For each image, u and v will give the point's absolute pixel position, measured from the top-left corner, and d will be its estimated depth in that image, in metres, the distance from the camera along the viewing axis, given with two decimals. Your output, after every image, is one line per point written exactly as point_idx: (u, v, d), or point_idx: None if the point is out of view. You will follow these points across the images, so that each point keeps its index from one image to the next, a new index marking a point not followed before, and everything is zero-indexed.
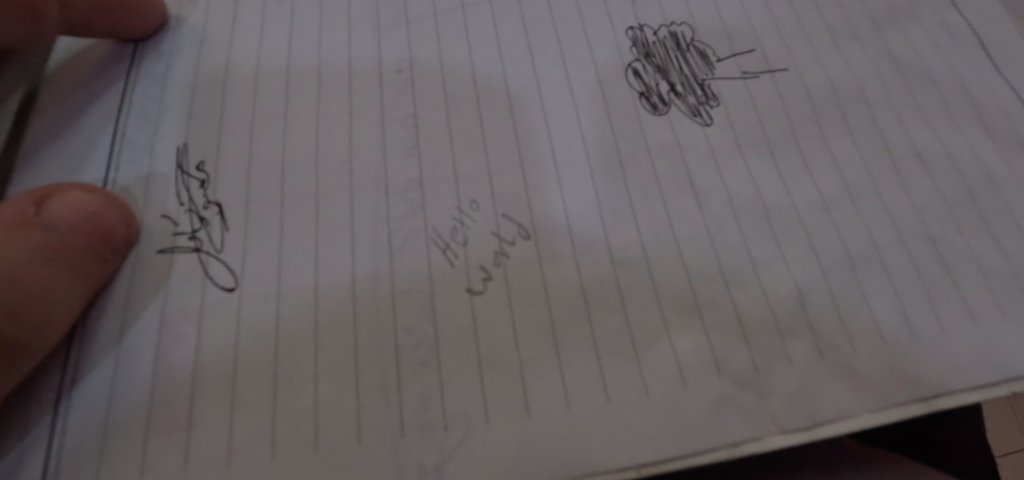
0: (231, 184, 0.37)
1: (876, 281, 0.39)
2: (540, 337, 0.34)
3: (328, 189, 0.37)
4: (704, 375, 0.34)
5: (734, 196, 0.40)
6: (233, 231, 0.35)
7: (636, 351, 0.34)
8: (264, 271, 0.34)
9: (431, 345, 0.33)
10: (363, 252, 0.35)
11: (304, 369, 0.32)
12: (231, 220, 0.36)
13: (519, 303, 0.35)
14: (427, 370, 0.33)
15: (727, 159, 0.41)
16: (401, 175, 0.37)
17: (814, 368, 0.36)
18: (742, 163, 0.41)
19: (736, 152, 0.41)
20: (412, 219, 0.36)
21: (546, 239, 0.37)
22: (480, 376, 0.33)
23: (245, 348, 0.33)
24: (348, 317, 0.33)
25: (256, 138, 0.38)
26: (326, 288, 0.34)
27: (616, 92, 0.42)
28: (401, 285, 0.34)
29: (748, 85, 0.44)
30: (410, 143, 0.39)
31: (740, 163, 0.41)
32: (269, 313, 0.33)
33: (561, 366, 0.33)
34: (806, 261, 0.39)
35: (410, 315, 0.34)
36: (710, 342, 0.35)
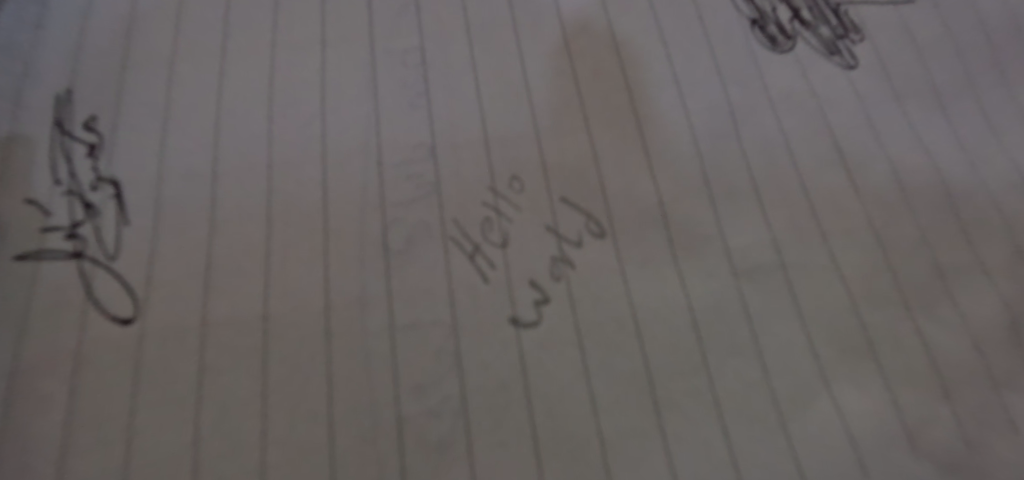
0: (138, 152, 0.23)
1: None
2: (632, 398, 0.21)
3: (288, 157, 0.23)
4: (893, 453, 0.21)
5: (898, 170, 0.27)
6: (137, 226, 0.22)
7: (781, 418, 0.21)
8: (182, 290, 0.21)
9: (455, 414, 0.20)
10: (343, 258, 0.22)
11: (241, 459, 0.19)
12: (134, 208, 0.22)
13: (595, 341, 0.22)
14: (450, 458, 0.19)
15: (883, 118, 0.28)
16: (401, 136, 0.24)
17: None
18: (903, 123, 0.28)
19: (893, 107, 0.28)
20: (420, 206, 0.23)
21: (629, 238, 0.23)
22: (538, 467, 0.19)
23: (144, 421, 0.19)
24: (318, 369, 0.20)
25: (179, 80, 0.25)
26: (281, 320, 0.21)
27: (717, 19, 0.29)
28: (404, 313, 0.21)
29: (900, 13, 0.31)
30: (414, 88, 0.25)
31: (901, 123, 0.28)
32: (189, 362, 0.20)
33: (666, 445, 0.20)
34: (1015, 269, 0.26)
35: (418, 362, 0.20)
36: (895, 401, 0.22)
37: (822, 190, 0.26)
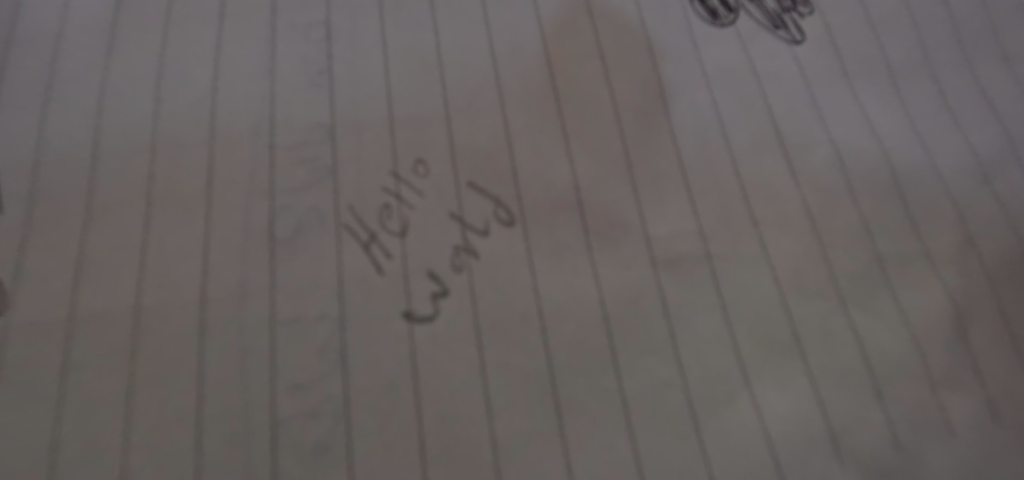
0: (15, 135, 0.22)
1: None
2: (531, 398, 0.19)
3: (173, 140, 0.22)
4: (812, 456, 0.20)
5: (839, 153, 0.25)
6: (9, 213, 0.21)
7: (694, 420, 0.20)
8: (51, 282, 0.20)
9: (337, 415, 0.19)
10: (226, 249, 0.20)
11: (101, 464, 0.18)
12: (6, 194, 0.21)
13: (494, 336, 0.20)
14: (328, 462, 0.18)
15: (827, 96, 0.26)
16: (297, 119, 0.22)
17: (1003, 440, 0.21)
18: (850, 102, 0.26)
19: (839, 85, 0.26)
20: (313, 192, 0.21)
21: (540, 226, 0.22)
22: (423, 473, 0.18)
23: (1, 423, 0.18)
24: (190, 368, 0.19)
25: (65, 59, 0.23)
26: (152, 314, 0.19)
27: None
28: (288, 308, 0.20)
29: None
30: (316, 66, 0.23)
31: (846, 102, 0.26)
32: (52, 359, 0.19)
33: (565, 449, 0.19)
34: (962, 259, 0.23)
35: (299, 360, 0.19)
36: (820, 400, 0.21)
37: (752, 176, 0.24)
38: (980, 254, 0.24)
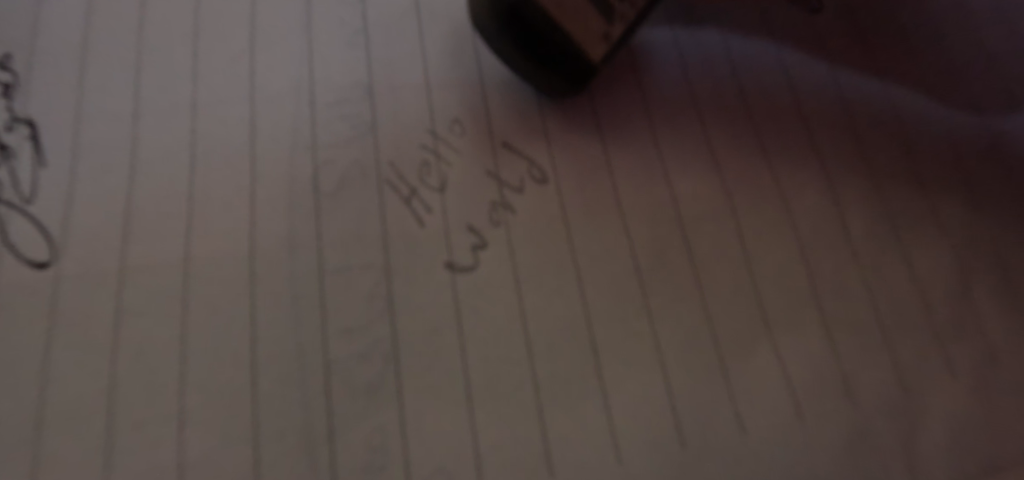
0: (57, 90, 0.22)
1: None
2: (569, 342, 0.20)
3: (213, 97, 0.22)
4: (829, 396, 0.21)
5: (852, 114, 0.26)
6: (53, 168, 0.21)
7: (722, 363, 0.21)
8: (101, 234, 0.20)
9: (386, 358, 0.19)
10: (272, 201, 0.21)
11: (161, 404, 0.18)
12: (51, 150, 0.22)
13: (531, 286, 0.21)
14: (380, 402, 0.19)
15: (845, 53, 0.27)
16: (337, 76, 0.23)
17: (997, 386, 0.22)
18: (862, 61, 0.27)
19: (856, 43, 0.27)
20: (355, 148, 0.22)
21: (573, 183, 0.23)
22: (470, 409, 0.19)
23: (61, 367, 0.19)
24: (243, 313, 0.19)
25: (100, 18, 0.24)
26: (202, 263, 0.20)
27: None
28: (336, 258, 0.20)
29: None
30: (352, 26, 0.24)
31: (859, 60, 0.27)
32: (106, 306, 0.20)
33: (603, 389, 0.20)
34: (967, 217, 0.25)
35: (348, 306, 0.20)
36: (835, 346, 0.22)
37: (771, 137, 0.25)
38: (982, 212, 0.25)
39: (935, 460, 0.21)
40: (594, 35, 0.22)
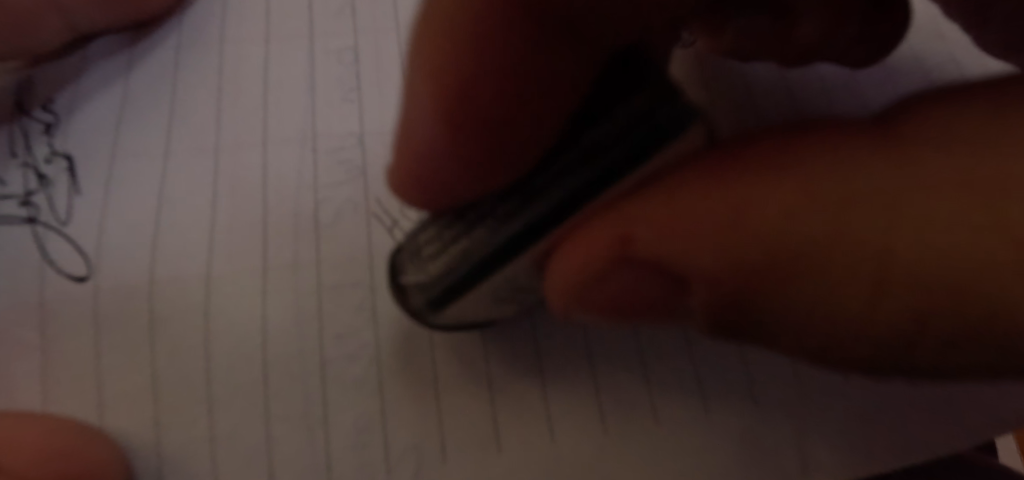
0: (91, 131, 0.28)
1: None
2: (519, 348, 0.25)
3: (229, 142, 0.27)
4: (733, 393, 0.25)
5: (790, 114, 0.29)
6: (87, 195, 0.26)
7: (642, 363, 0.25)
8: (136, 253, 0.25)
9: (370, 358, 0.24)
10: (280, 230, 0.26)
11: (189, 391, 0.23)
12: (84, 181, 0.27)
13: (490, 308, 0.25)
14: (365, 393, 0.24)
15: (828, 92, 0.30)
16: (333, 127, 0.28)
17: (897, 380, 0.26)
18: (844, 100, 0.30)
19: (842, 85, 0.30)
20: (348, 187, 0.27)
21: None
22: (435, 397, 0.24)
23: (109, 361, 0.24)
24: (256, 320, 0.24)
25: (135, 74, 0.29)
26: (221, 281, 0.25)
27: None
28: (331, 277, 0.25)
29: None
30: (348, 85, 0.29)
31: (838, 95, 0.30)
32: (142, 312, 0.24)
33: (543, 382, 0.25)
34: None
35: (342, 316, 0.25)
36: (743, 353, 0.25)
37: None
38: None
39: (825, 452, 0.24)
40: (479, 312, 0.23)
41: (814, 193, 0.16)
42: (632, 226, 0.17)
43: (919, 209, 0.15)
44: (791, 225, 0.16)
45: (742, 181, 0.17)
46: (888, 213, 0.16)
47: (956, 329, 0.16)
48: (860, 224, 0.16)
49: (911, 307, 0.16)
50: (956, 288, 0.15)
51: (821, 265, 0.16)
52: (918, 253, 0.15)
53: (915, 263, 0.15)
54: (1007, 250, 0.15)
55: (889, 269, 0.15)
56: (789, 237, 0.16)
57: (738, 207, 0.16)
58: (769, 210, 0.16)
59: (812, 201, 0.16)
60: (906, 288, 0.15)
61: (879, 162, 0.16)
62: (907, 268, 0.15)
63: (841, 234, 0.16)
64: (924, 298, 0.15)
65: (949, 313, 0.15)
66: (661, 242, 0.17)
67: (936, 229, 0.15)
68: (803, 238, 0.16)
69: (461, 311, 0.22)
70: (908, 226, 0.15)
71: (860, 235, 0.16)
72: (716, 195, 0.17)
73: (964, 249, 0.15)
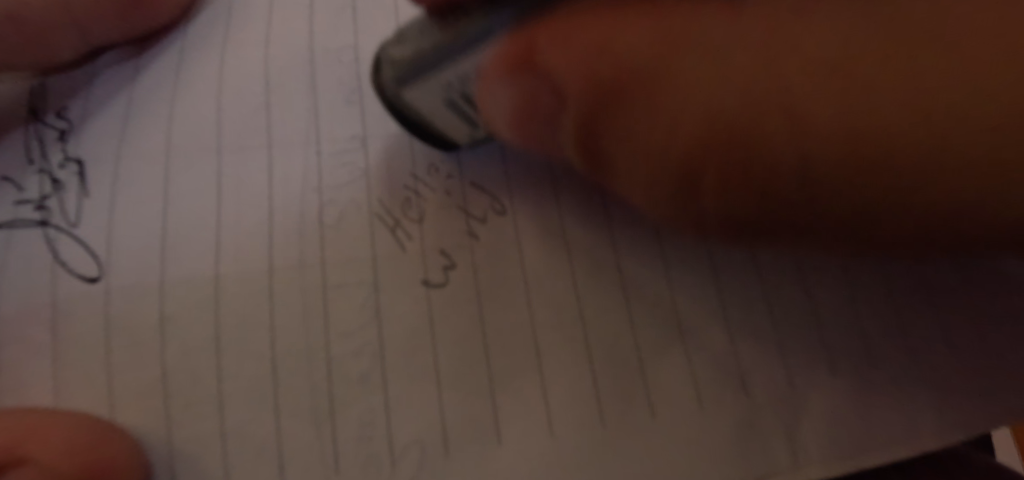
0: (101, 136, 0.28)
1: (948, 277, 0.29)
2: (519, 346, 0.26)
3: (235, 144, 0.28)
4: (726, 389, 0.26)
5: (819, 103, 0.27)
6: (97, 198, 0.27)
7: (640, 360, 0.26)
8: (145, 253, 0.26)
9: (375, 355, 0.25)
10: (286, 230, 0.26)
11: (200, 388, 0.24)
12: (95, 185, 0.27)
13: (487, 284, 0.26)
14: (369, 390, 0.24)
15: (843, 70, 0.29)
16: (336, 130, 0.29)
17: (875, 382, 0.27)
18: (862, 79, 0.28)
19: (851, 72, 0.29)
20: (352, 188, 0.27)
21: (526, 214, 0.28)
22: (438, 394, 0.25)
23: (120, 359, 0.24)
24: (262, 319, 0.25)
25: (144, 78, 0.30)
26: (228, 280, 0.26)
27: None
28: (335, 277, 0.26)
29: None
30: (351, 87, 0.30)
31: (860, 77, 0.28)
32: (152, 312, 0.25)
33: (543, 379, 0.25)
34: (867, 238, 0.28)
35: (346, 315, 0.25)
36: (735, 351, 0.27)
37: None
38: None
39: (810, 443, 0.26)
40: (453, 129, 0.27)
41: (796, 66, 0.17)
42: (571, 26, 0.19)
43: (944, 78, 0.16)
44: (785, 95, 0.17)
45: (775, 55, 0.17)
46: (859, 64, 0.17)
47: (975, 173, 0.17)
48: (858, 82, 0.17)
49: (870, 133, 0.17)
50: (960, 115, 0.16)
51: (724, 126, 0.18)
52: (921, 130, 0.16)
53: (914, 120, 0.16)
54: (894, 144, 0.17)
55: (925, 111, 0.16)
56: (798, 105, 0.17)
57: (719, 60, 0.18)
58: (768, 98, 0.17)
59: (839, 84, 0.17)
60: (872, 89, 0.17)
61: (931, 50, 0.16)
62: (914, 112, 0.16)
63: (861, 85, 0.17)
64: (946, 156, 0.17)
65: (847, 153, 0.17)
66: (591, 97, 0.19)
67: (859, 101, 0.17)
68: (785, 76, 0.17)
69: (421, 99, 0.24)
70: (906, 89, 0.16)
71: (869, 101, 0.17)
72: (706, 50, 0.18)
73: (910, 116, 0.16)
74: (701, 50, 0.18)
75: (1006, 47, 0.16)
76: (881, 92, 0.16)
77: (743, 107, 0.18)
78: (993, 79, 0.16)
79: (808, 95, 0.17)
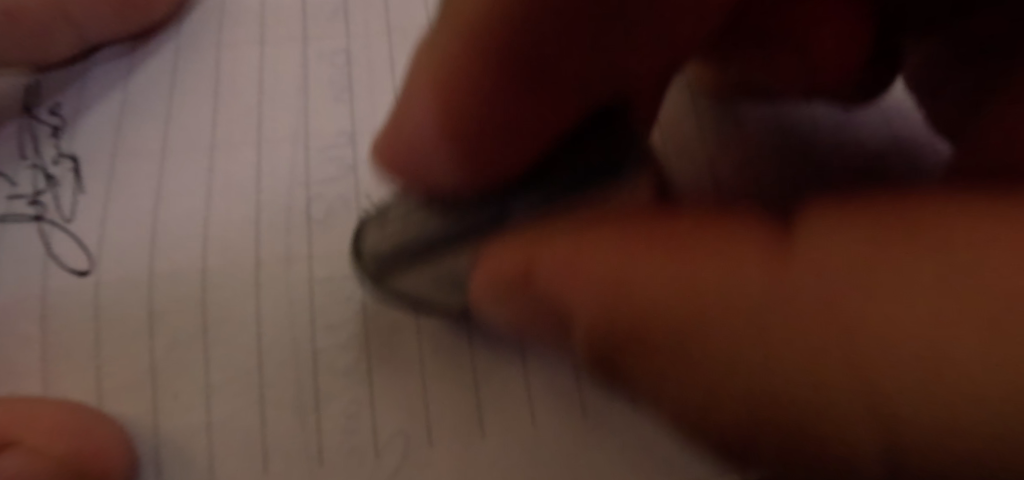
0: (94, 133, 0.29)
1: None
2: (500, 337, 0.26)
3: (225, 141, 0.29)
4: None
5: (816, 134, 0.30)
6: (88, 193, 0.27)
7: None
8: (135, 247, 0.26)
9: (360, 347, 0.25)
10: (274, 225, 0.27)
11: (189, 380, 0.25)
12: (88, 180, 0.28)
13: (433, 369, 0.25)
14: (354, 380, 0.25)
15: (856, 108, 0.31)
16: (324, 127, 0.29)
17: None
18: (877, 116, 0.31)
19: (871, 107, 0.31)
20: (339, 184, 0.28)
21: None
22: (422, 385, 0.25)
23: (110, 351, 0.25)
24: (250, 313, 0.25)
25: (138, 77, 0.30)
26: (217, 275, 0.26)
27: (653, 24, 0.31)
28: (322, 271, 0.26)
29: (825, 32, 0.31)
30: (339, 86, 0.30)
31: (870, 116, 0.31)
32: (141, 305, 0.25)
33: (525, 369, 0.25)
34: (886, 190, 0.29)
35: (333, 308, 0.26)
36: None
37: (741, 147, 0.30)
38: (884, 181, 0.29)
39: None
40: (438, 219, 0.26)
41: (712, 338, 0.15)
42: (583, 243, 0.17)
43: (792, 388, 0.14)
44: (708, 335, 0.15)
45: (678, 239, 0.16)
46: (865, 381, 0.13)
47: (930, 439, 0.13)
48: (806, 292, 0.14)
49: (781, 413, 0.14)
50: (923, 412, 0.13)
51: (641, 310, 0.16)
52: (809, 380, 0.14)
53: (918, 371, 0.13)
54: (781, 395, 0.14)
55: (875, 403, 0.13)
56: (720, 317, 0.15)
57: (638, 294, 0.16)
58: (686, 267, 0.16)
59: (698, 319, 0.15)
60: (876, 377, 0.13)
61: (857, 208, 0.15)
62: (763, 403, 0.14)
63: (862, 344, 0.13)
64: (813, 387, 0.14)
65: (817, 418, 0.14)
66: (568, 278, 0.17)
67: (778, 356, 0.14)
68: (693, 235, 0.16)
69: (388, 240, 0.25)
70: (831, 263, 0.14)
71: (755, 375, 0.14)
72: (596, 290, 0.17)
73: (874, 372, 0.13)
74: (663, 249, 0.16)
75: (970, 254, 0.13)
76: (723, 293, 0.15)
77: (675, 309, 0.15)
78: (961, 254, 0.13)
79: (692, 385, 0.15)
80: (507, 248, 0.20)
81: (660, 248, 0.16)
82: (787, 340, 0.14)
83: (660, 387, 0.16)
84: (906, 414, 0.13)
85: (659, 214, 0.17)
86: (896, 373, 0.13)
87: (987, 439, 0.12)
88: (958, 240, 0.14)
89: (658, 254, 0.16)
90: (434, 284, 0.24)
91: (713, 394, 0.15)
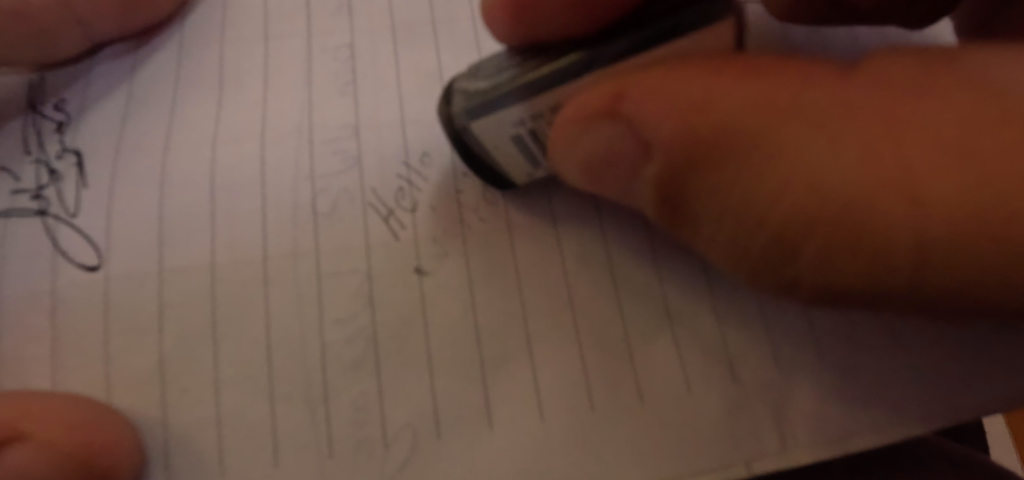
0: (98, 128, 0.29)
1: None
2: (509, 331, 0.26)
3: (231, 135, 0.29)
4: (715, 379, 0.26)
5: None
6: (95, 188, 0.28)
7: (629, 348, 0.26)
8: (142, 242, 0.26)
9: (367, 340, 0.25)
10: (279, 219, 0.27)
11: (198, 374, 0.25)
12: (94, 175, 0.28)
13: (574, 267, 0.27)
14: (361, 374, 0.25)
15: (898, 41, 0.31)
16: (329, 120, 0.29)
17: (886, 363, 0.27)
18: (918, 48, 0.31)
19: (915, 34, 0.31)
20: (344, 177, 0.28)
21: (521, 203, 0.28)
22: (431, 378, 0.25)
23: (119, 346, 0.25)
24: (258, 307, 0.25)
25: (142, 72, 0.30)
26: (225, 269, 0.26)
27: None
28: (329, 264, 0.26)
29: None
30: (344, 79, 0.30)
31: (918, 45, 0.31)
32: (149, 300, 0.26)
33: (533, 364, 0.26)
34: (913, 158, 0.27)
35: (340, 302, 0.26)
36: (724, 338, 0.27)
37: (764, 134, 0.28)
38: None
39: (800, 431, 0.26)
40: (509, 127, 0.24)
41: (934, 190, 0.18)
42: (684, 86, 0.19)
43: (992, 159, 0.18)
44: (787, 142, 0.19)
45: (789, 88, 0.19)
46: (922, 201, 0.18)
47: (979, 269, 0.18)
48: (934, 185, 0.18)
49: (883, 262, 0.19)
50: (966, 254, 0.18)
51: (888, 189, 0.18)
52: (958, 216, 0.18)
53: (952, 221, 0.18)
54: (952, 194, 0.18)
55: (963, 228, 0.18)
56: (893, 209, 0.18)
57: (834, 175, 0.18)
58: (817, 144, 0.19)
59: (882, 131, 0.18)
60: (919, 207, 0.18)
61: (943, 72, 0.19)
62: (869, 230, 0.18)
63: (922, 197, 0.18)
64: (913, 253, 0.19)
65: (966, 259, 0.18)
66: (665, 123, 0.20)
67: (938, 239, 0.18)
68: (786, 78, 0.20)
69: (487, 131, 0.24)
70: (949, 190, 0.18)
71: (940, 230, 0.18)
72: (846, 177, 0.18)
73: (978, 236, 0.18)
74: (797, 113, 0.19)
75: (967, 160, 0.18)
76: (893, 104, 0.19)
77: (794, 204, 0.19)
78: (970, 205, 0.18)
79: (885, 215, 0.18)
80: (592, 88, 0.21)
81: (755, 85, 0.19)
82: (953, 206, 0.18)
83: (732, 211, 0.20)
84: (985, 246, 0.18)
85: (841, 71, 0.20)
86: (1010, 207, 0.17)
87: (977, 237, 0.18)
88: (927, 105, 0.19)
89: (803, 182, 0.19)
90: (523, 157, 0.25)
91: (852, 242, 0.19)
